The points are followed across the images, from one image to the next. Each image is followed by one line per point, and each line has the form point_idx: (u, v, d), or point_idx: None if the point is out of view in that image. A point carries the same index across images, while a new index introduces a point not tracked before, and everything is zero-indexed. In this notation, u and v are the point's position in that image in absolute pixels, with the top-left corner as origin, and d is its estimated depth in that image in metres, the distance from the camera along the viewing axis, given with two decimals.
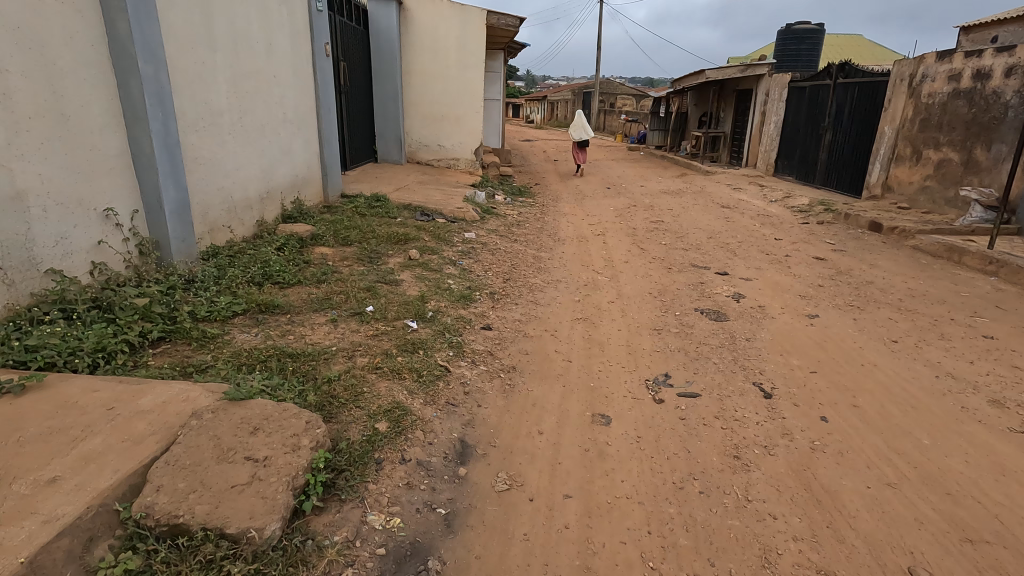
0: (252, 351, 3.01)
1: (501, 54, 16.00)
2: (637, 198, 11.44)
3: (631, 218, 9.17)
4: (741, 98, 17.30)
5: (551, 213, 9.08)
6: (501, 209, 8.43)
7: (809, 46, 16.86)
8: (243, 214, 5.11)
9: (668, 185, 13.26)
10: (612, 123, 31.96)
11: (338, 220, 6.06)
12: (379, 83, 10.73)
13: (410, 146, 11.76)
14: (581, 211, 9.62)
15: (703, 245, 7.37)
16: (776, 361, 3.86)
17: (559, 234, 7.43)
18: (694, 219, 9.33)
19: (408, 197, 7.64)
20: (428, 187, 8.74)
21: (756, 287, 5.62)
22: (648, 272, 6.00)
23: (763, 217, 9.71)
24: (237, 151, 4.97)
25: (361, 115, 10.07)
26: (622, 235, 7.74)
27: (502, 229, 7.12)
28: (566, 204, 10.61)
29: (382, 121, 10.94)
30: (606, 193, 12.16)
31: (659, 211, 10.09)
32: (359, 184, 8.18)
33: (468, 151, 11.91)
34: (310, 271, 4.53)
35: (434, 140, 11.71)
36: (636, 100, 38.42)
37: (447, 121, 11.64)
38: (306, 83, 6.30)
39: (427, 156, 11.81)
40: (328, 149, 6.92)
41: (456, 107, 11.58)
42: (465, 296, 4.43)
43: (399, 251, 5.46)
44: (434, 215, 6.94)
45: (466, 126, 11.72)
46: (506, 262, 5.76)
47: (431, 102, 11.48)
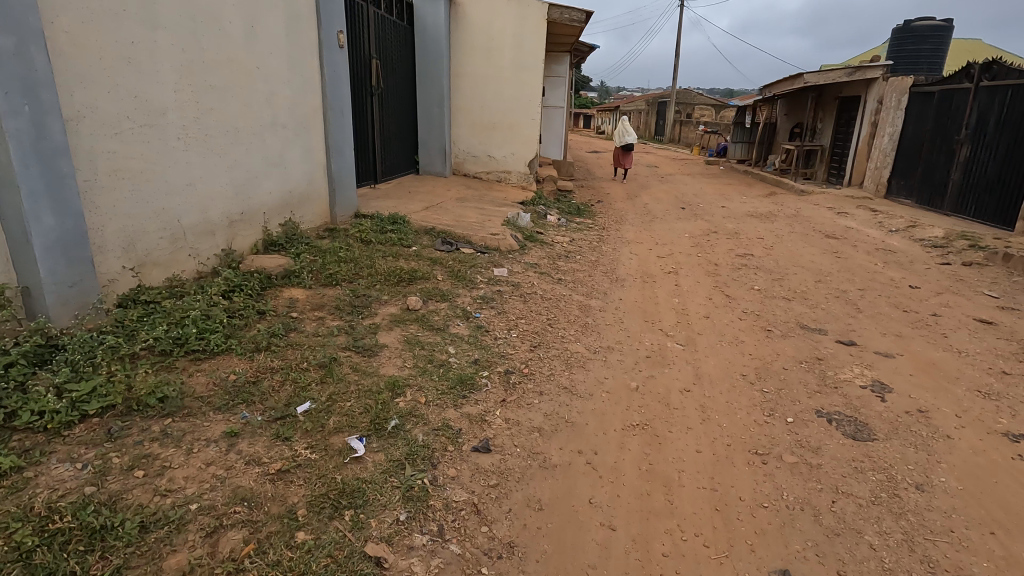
0: (35, 516, 1.70)
1: (567, 56, 14.54)
2: (718, 223, 9.62)
3: (711, 249, 7.43)
4: (844, 106, 14.94)
5: (612, 240, 7.51)
6: (550, 235, 6.98)
7: (932, 45, 14.28)
8: (199, 242, 3.95)
9: (756, 207, 11.29)
10: (688, 134, 29.71)
11: (332, 250, 4.81)
12: (423, 87, 9.61)
13: (456, 157, 10.55)
14: (648, 238, 8.01)
15: (812, 294, 5.56)
16: (987, 553, 2.19)
17: (619, 271, 5.87)
18: (793, 252, 7.47)
19: (435, 218, 6.35)
20: (465, 206, 7.43)
21: (904, 371, 3.84)
22: (739, 335, 4.35)
23: (883, 253, 7.68)
24: (192, 161, 3.82)
25: (400, 122, 8.95)
26: (700, 274, 6.06)
27: (546, 263, 5.67)
28: (632, 228, 8.99)
29: (425, 129, 9.81)
30: (680, 214, 10.40)
31: (745, 239, 8.27)
32: (383, 201, 6.99)
33: (521, 163, 10.56)
34: (255, 331, 3.26)
35: (484, 151, 10.44)
36: (715, 110, 35.86)
37: (498, 129, 10.34)
38: (309, 79, 5.14)
39: (475, 168, 10.56)
40: (339, 161, 5.74)
41: (509, 114, 10.28)
42: (463, 381, 3.01)
43: (398, 296, 4.13)
44: (460, 242, 5.59)
45: (520, 135, 10.39)
46: (541, 315, 4.29)
47: (482, 108, 10.23)
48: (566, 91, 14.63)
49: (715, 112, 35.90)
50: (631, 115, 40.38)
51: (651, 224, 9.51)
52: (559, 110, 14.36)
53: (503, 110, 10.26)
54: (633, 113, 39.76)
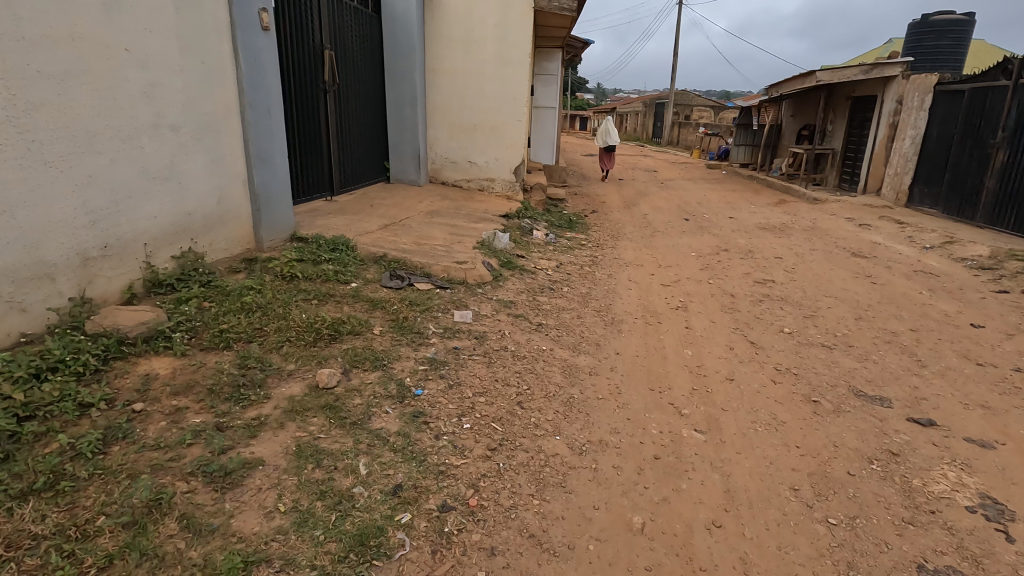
0: None
1: (559, 53, 13.42)
2: (728, 238, 8.50)
3: (722, 273, 6.34)
4: (857, 107, 13.88)
5: (608, 263, 6.39)
6: (532, 258, 5.85)
7: (952, 41, 13.24)
8: (25, 293, 2.81)
9: (767, 219, 10.20)
10: (687, 137, 28.69)
11: (237, 292, 3.65)
12: (393, 83, 8.47)
13: (434, 162, 9.43)
14: (649, 258, 6.90)
15: (857, 340, 4.43)
16: None
17: (615, 308, 4.74)
18: (819, 277, 6.36)
19: (391, 241, 5.22)
20: (433, 223, 6.31)
21: (1015, 474, 2.73)
22: (776, 412, 3.23)
23: (925, 276, 6.56)
24: (4, 179, 2.68)
25: (364, 124, 7.81)
26: (714, 311, 4.95)
27: (524, 300, 4.54)
28: (629, 245, 7.90)
29: (396, 132, 8.67)
30: (685, 227, 9.28)
31: (761, 259, 7.16)
32: (333, 219, 5.85)
33: (507, 170, 9.40)
34: (53, 447, 2.11)
35: (464, 157, 9.35)
36: (714, 111, 34.84)
37: (480, 132, 9.23)
38: (216, 69, 3.99)
39: (454, 175, 9.46)
40: (265, 173, 4.59)
41: (492, 115, 9.18)
42: (366, 542, 1.90)
43: (310, 364, 2.99)
44: (413, 275, 4.45)
45: (504, 139, 9.25)
46: (510, 387, 3.15)
47: (461, 109, 9.13)
48: (557, 90, 13.52)
49: (713, 114, 34.90)
50: (628, 117, 39.36)
51: (651, 239, 8.39)
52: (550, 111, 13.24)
53: (485, 111, 9.16)
54: (630, 114, 38.74)
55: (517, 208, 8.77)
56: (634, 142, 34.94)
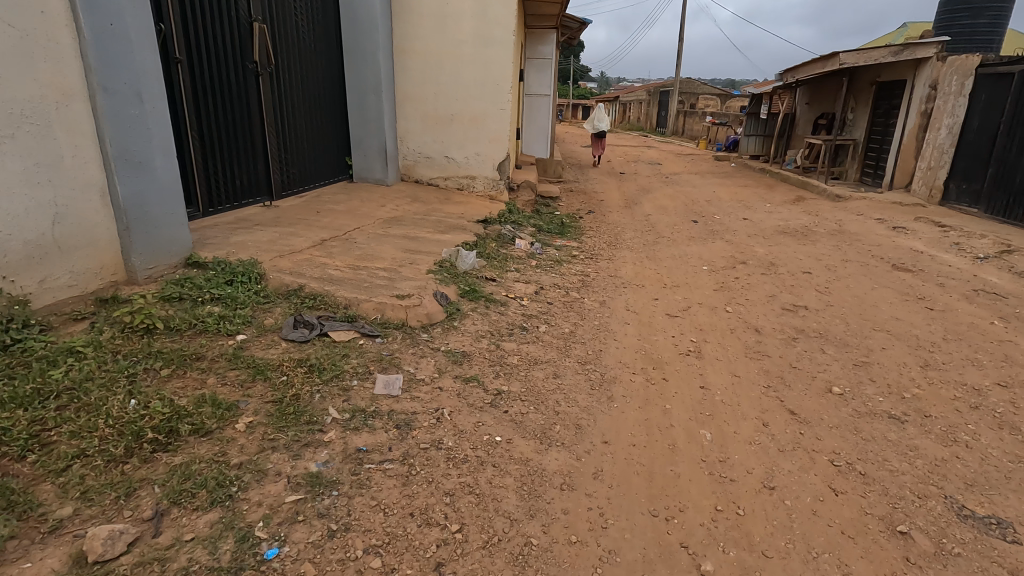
0: None
1: (553, 34, 12.14)
2: (744, 246, 7.31)
3: (740, 296, 5.18)
4: (883, 93, 12.59)
5: (602, 284, 5.23)
6: (506, 281, 4.70)
7: (990, 20, 11.91)
8: None
9: (787, 221, 8.99)
10: (693, 126, 27.34)
11: (48, 359, 2.49)
12: (353, 66, 7.26)
13: (405, 157, 8.26)
14: (652, 275, 5.75)
15: (934, 405, 3.27)
16: None
17: (607, 357, 3.60)
18: (861, 300, 5.18)
19: (319, 265, 4.06)
20: (386, 236, 5.15)
21: None
22: (846, 561, 2.09)
23: (991, 297, 5.38)
24: None
25: (313, 115, 6.65)
26: (736, 357, 3.80)
27: (485, 352, 3.40)
28: (628, 256, 6.75)
29: (358, 123, 7.49)
30: (693, 232, 8.08)
31: (786, 275, 5.98)
32: (257, 233, 4.68)
33: (490, 167, 8.23)
34: None
35: (440, 152, 8.18)
36: (721, 100, 33.44)
37: (457, 123, 8.05)
38: (40, 35, 2.85)
39: (429, 173, 8.30)
40: (137, 180, 3.44)
41: (472, 103, 7.99)
42: None
43: (99, 503, 1.86)
44: (330, 318, 3.28)
45: (485, 131, 8.07)
46: (430, 527, 2.01)
47: (436, 96, 7.94)
48: (551, 76, 12.30)
49: (720, 102, 33.48)
50: (632, 105, 37.91)
51: (655, 247, 7.22)
52: (545, 98, 12.24)
53: (462, 98, 7.97)
54: (634, 103, 37.29)
55: (499, 211, 7.62)
56: (638, 132, 33.54)
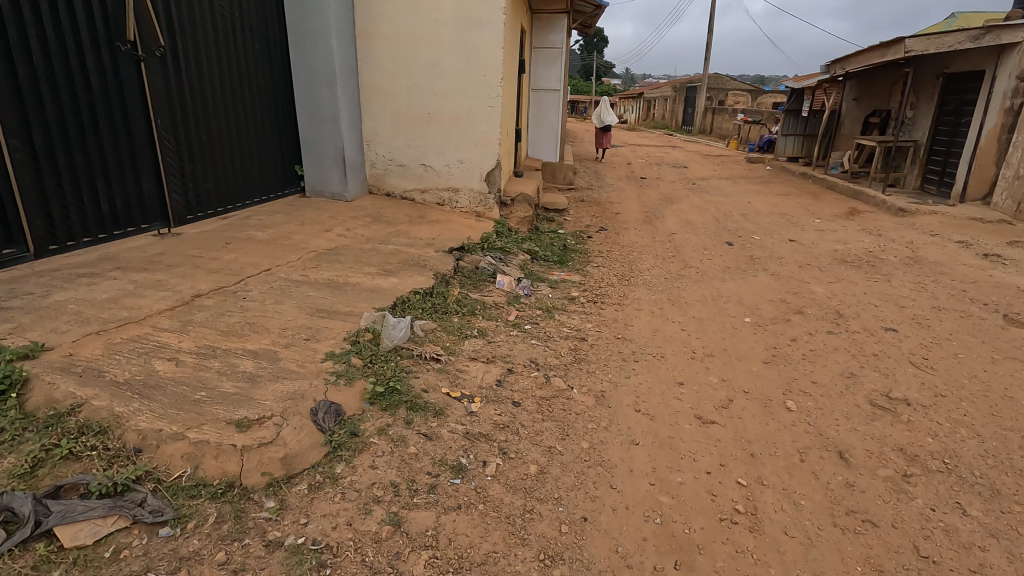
0: None
1: (564, 20, 10.53)
2: (796, 282, 5.67)
3: (803, 378, 3.58)
4: (955, 87, 10.68)
5: (603, 357, 3.67)
6: (458, 361, 3.19)
7: None
8: None
9: (844, 244, 7.29)
10: (722, 124, 25.42)
11: None
12: (299, 52, 5.82)
13: (373, 165, 6.81)
14: (674, 336, 4.16)
15: None
16: None
17: (593, 542, 2.06)
18: (985, 387, 3.53)
19: (150, 351, 2.60)
20: (300, 285, 3.69)
21: None
22: None
23: None
24: None
25: (237, 114, 5.23)
26: (818, 535, 2.22)
27: (367, 546, 1.88)
28: (644, 299, 5.16)
29: (307, 124, 6.05)
30: (728, 261, 6.46)
31: (863, 334, 4.35)
32: (102, 287, 3.25)
33: (477, 178, 6.75)
34: None
35: (416, 159, 6.73)
36: (752, 97, 31.32)
37: (435, 123, 6.57)
38: None
39: (403, 183, 6.85)
40: None
41: (453, 98, 6.49)
42: None
43: None
44: (77, 489, 1.80)
45: (471, 134, 6.59)
46: None
47: (409, 90, 6.47)
48: (561, 68, 10.81)
49: (750, 99, 31.41)
50: (656, 102, 35.97)
51: (679, 283, 5.63)
52: (554, 93, 10.92)
53: (442, 93, 6.47)
54: (658, 100, 35.34)
55: (482, 235, 6.08)
56: (663, 130, 31.63)
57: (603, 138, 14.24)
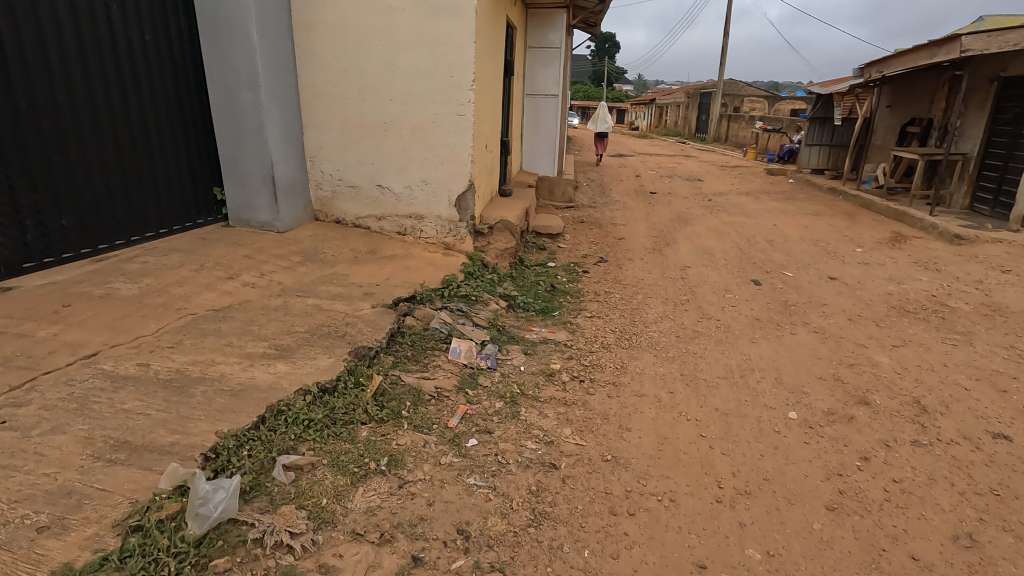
0: None
1: (564, 16, 9.25)
2: (848, 346, 4.34)
3: (894, 551, 2.26)
4: (1015, 91, 9.27)
5: (578, 509, 2.37)
6: (329, 545, 1.93)
7: None
8: None
9: (898, 285, 5.93)
10: (737, 132, 24.06)
11: None
12: (211, 48, 4.63)
13: (319, 186, 5.59)
14: (690, 455, 2.85)
15: None
16: None
17: None
18: None
19: None
20: (118, 390, 2.43)
21: None
22: None
23: None
24: None
25: (113, 127, 4.08)
26: None
27: None
28: (648, 374, 3.85)
29: (226, 137, 4.84)
30: (757, 310, 5.14)
31: (962, 446, 3.01)
32: None
33: (444, 202, 5.51)
34: None
35: (370, 180, 5.50)
36: (768, 104, 29.95)
37: (392, 135, 5.35)
38: None
39: (356, 209, 5.62)
40: None
41: (413, 105, 5.25)
42: None
43: None
44: None
45: (436, 149, 5.36)
46: None
47: (359, 95, 5.26)
48: (560, 71, 9.53)
49: (768, 106, 29.96)
50: (668, 109, 34.66)
51: (694, 347, 4.32)
52: (553, 99, 9.67)
53: (400, 98, 5.23)
54: (671, 106, 33.98)
55: (442, 279, 4.77)
56: (675, 138, 30.29)
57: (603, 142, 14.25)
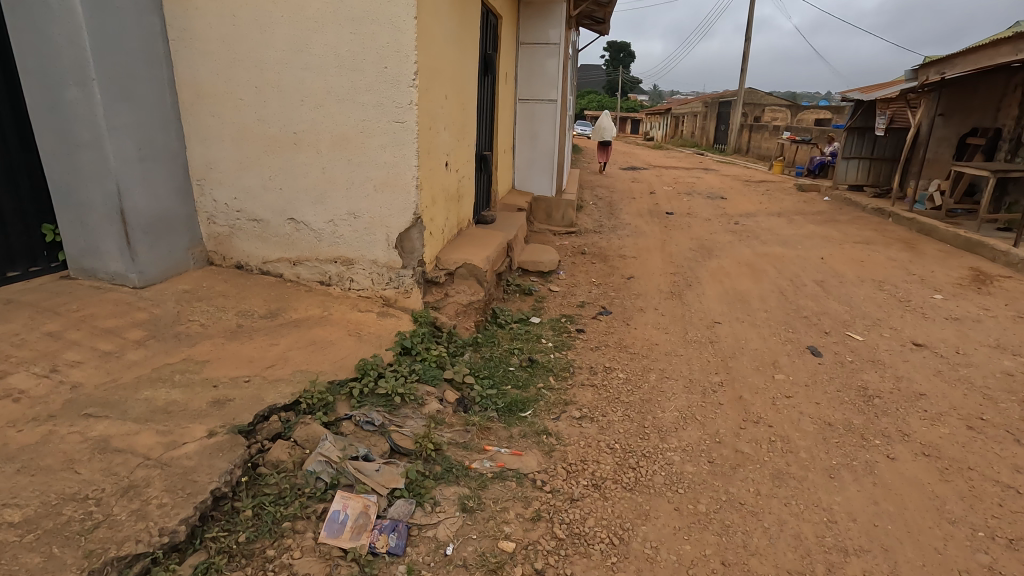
0: None
1: (562, 6, 7.75)
2: (988, 493, 2.70)
3: None
4: None
5: None
6: None
7: None
8: None
9: (1018, 359, 4.24)
10: (762, 143, 22.34)
11: None
12: (20, 23, 3.18)
13: (212, 218, 4.08)
14: None
15: None
16: None
17: None
18: None
19: None
20: None
21: None
22: None
23: None
24: None
25: None
26: None
27: None
28: (665, 565, 2.25)
29: (52, 152, 3.37)
30: (826, 407, 3.51)
31: None
32: None
33: (381, 242, 3.97)
34: None
35: (279, 211, 4.00)
36: (793, 112, 28.18)
37: (305, 151, 3.84)
38: None
39: (262, 250, 4.12)
40: None
41: (331, 108, 3.74)
42: None
43: None
44: None
45: (367, 169, 3.83)
46: None
47: (258, 95, 3.76)
48: (559, 71, 8.00)
49: (792, 115, 28.17)
50: (685, 118, 33.04)
51: (739, 491, 2.71)
52: (551, 104, 8.14)
53: (315, 99, 3.73)
54: (688, 115, 32.32)
55: (357, 365, 3.21)
56: (692, 149, 28.64)
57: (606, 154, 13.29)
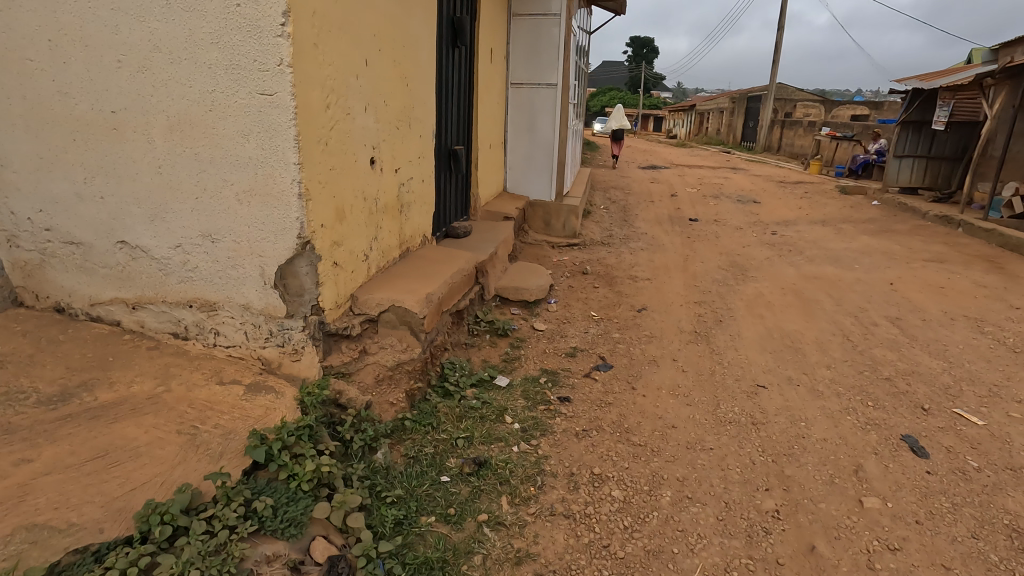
0: None
1: None
2: None
3: None
4: None
5: None
6: None
7: None
8: None
9: None
10: (795, 139, 20.52)
11: None
12: None
13: (15, 239, 2.78)
14: None
15: None
16: None
17: None
18: None
19: None
20: None
21: None
22: None
23: None
24: None
25: None
26: None
27: None
28: None
29: None
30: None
31: None
32: None
33: (253, 280, 2.61)
34: None
35: (104, 230, 2.67)
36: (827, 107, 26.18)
37: (128, 139, 2.50)
38: None
39: (88, 287, 2.80)
40: None
41: (160, 73, 2.39)
42: None
43: None
44: None
45: (222, 168, 2.48)
46: None
47: (53, 53, 2.44)
48: (559, 49, 6.54)
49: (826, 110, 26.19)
50: (710, 115, 31.21)
51: None
52: (549, 90, 6.70)
53: (135, 58, 2.38)
54: (714, 111, 30.43)
55: (141, 513, 1.83)
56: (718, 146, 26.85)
57: (619, 147, 11.86)
